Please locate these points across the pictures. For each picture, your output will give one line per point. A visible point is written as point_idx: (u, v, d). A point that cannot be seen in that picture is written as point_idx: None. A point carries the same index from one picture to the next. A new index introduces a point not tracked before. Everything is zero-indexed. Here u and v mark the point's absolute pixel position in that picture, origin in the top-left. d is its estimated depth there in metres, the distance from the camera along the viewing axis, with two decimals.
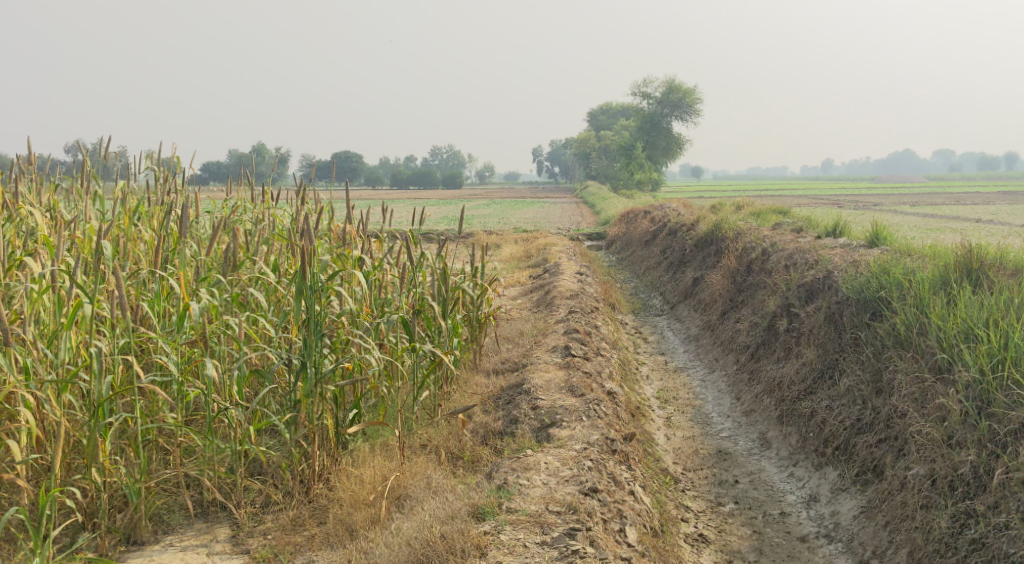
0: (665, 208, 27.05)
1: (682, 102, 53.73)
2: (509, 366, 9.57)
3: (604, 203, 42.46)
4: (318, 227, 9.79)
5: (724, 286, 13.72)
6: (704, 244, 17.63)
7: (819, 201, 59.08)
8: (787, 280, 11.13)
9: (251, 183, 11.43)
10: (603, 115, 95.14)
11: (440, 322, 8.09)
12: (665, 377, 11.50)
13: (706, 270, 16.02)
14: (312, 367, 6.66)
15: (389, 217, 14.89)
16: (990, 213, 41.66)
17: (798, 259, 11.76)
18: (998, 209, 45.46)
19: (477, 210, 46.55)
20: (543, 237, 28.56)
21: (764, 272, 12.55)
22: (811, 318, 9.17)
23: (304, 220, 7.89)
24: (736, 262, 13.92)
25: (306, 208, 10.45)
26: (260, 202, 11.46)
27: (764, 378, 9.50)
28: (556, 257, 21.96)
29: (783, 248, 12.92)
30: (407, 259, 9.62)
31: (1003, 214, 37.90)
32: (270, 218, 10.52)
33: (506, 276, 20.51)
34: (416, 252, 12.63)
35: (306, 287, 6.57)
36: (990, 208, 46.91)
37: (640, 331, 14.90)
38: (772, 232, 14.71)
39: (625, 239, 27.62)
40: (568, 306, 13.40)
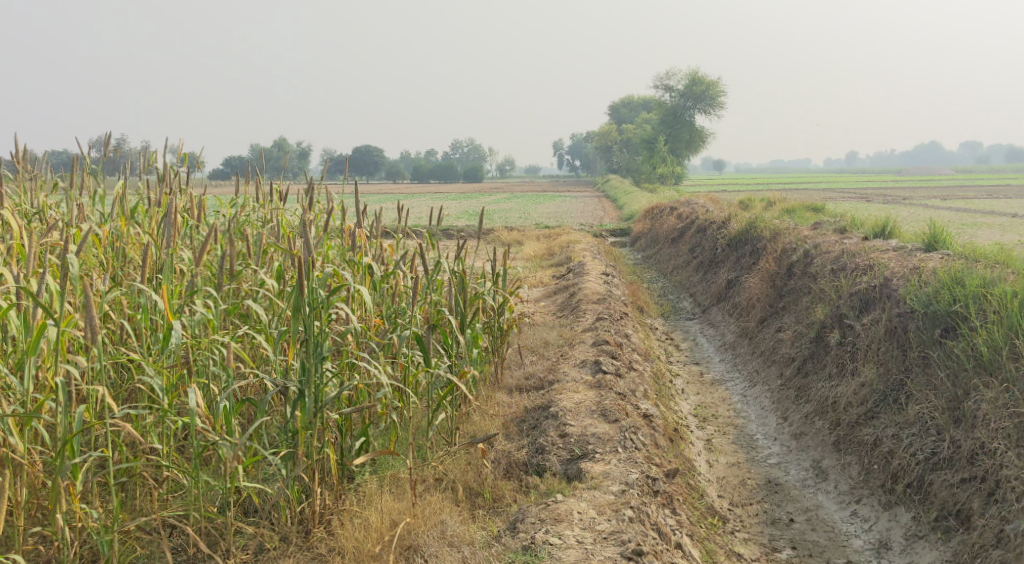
0: (692, 204, 26.11)
1: (705, 95, 52.73)
2: (534, 383, 8.74)
3: (628, 198, 41.56)
4: (326, 230, 8.98)
5: (762, 290, 12.86)
6: (737, 244, 16.73)
7: (847, 195, 57.83)
8: (836, 286, 10.28)
9: (257, 180, 10.63)
10: (625, 107, 94.08)
11: (458, 337, 7.24)
12: (702, 390, 10.65)
13: (740, 272, 15.15)
14: (311, 396, 5.83)
15: (405, 216, 14.07)
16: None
17: (846, 263, 10.88)
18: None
19: (497, 205, 45.65)
20: (566, 233, 27.69)
21: (808, 277, 11.68)
22: (868, 332, 8.34)
23: (306, 224, 7.07)
24: (774, 265, 13.04)
25: (315, 209, 9.65)
26: (267, 202, 10.66)
27: (814, 398, 8.66)
28: (579, 255, 21.10)
29: (827, 251, 12.04)
30: (421, 265, 8.80)
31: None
32: (276, 219, 9.73)
33: (528, 275, 19.68)
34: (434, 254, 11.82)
35: (303, 304, 5.75)
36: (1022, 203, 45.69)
37: (671, 337, 14.04)
38: (813, 232, 13.80)
39: (651, 236, 26.74)
40: (596, 311, 12.55)
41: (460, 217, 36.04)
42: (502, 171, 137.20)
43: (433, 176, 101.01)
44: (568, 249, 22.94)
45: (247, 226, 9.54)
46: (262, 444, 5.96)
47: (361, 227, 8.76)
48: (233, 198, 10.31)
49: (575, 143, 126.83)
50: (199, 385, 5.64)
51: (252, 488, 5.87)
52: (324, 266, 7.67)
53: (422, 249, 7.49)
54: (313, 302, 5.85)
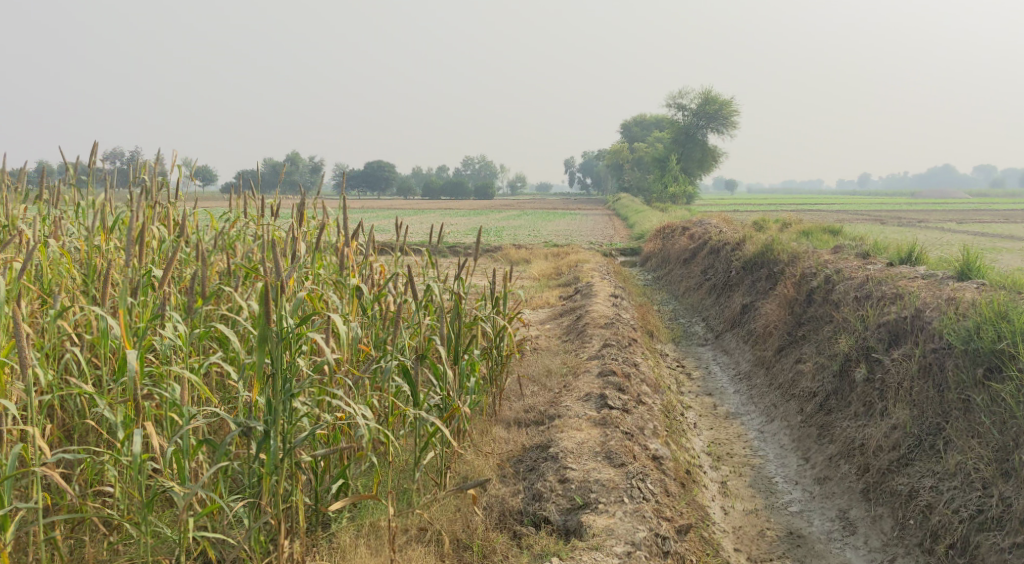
0: (705, 224, 25.43)
1: (717, 115, 52.18)
2: (534, 417, 8.06)
3: (638, 217, 40.88)
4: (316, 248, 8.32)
5: (780, 317, 12.19)
6: (752, 266, 16.04)
7: (862, 217, 57.08)
8: (861, 316, 9.61)
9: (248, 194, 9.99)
10: (637, 126, 93.60)
11: (450, 366, 6.47)
12: (715, 425, 9.95)
13: (756, 297, 14.47)
14: (277, 438, 5.11)
15: (406, 233, 13.42)
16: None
17: (872, 292, 10.21)
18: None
19: (507, 223, 45.08)
20: (575, 252, 27.03)
21: (830, 305, 11.02)
22: (899, 368, 7.73)
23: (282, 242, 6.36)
24: (793, 290, 12.35)
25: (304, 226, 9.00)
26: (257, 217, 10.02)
27: (839, 438, 8.04)
28: (589, 276, 20.43)
29: (850, 277, 11.36)
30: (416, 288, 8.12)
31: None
32: (263, 235, 9.09)
33: (535, 295, 18.99)
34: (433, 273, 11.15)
35: (269, 334, 5.00)
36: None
37: (682, 364, 13.34)
38: (833, 256, 13.13)
39: (662, 257, 26.06)
40: (603, 337, 11.85)
41: (468, 235, 35.40)
42: (513, 189, 136.74)
43: (444, 193, 100.63)
44: (577, 269, 22.27)
45: (232, 244, 8.90)
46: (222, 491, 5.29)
47: (352, 246, 8.11)
48: (221, 212, 9.69)
49: (587, 161, 126.44)
50: (147, 426, 4.99)
51: (211, 538, 5.20)
52: (307, 287, 7.00)
53: (410, 270, 6.86)
54: (281, 331, 5.18)
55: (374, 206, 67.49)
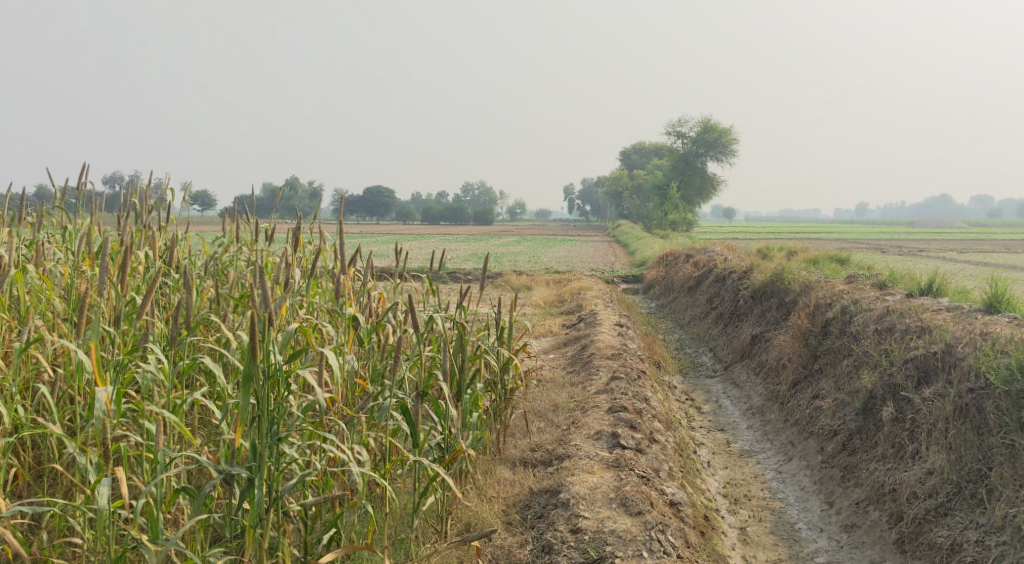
0: (708, 251, 24.98)
1: (718, 142, 51.96)
2: (541, 457, 7.55)
3: (640, 244, 40.51)
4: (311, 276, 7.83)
5: (794, 349, 11.70)
6: (762, 296, 15.58)
7: (863, 246, 56.78)
8: (884, 350, 9.14)
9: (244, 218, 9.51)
10: (637, 153, 93.59)
11: (453, 404, 5.97)
12: (730, 463, 9.44)
13: (766, 328, 13.99)
14: (262, 487, 4.60)
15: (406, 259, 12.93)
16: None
17: (894, 325, 9.75)
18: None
19: (507, 249, 44.62)
20: (576, 279, 26.54)
21: (848, 338, 10.55)
22: (930, 407, 7.29)
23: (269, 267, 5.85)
24: (807, 321, 11.87)
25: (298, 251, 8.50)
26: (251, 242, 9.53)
27: (865, 481, 7.59)
28: (591, 304, 19.92)
29: (868, 309, 10.89)
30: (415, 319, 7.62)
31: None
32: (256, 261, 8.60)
33: (537, 324, 18.50)
34: (433, 300, 10.65)
35: (254, 374, 4.50)
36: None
37: (691, 397, 12.83)
38: (848, 286, 12.67)
39: (665, 285, 25.61)
40: (611, 369, 11.35)
41: (467, 261, 34.94)
42: (512, 215, 136.53)
43: (443, 218, 100.34)
44: (579, 297, 21.77)
45: (224, 272, 8.41)
46: (200, 545, 4.77)
47: (348, 272, 7.60)
48: (213, 236, 9.21)
49: (586, 188, 126.29)
50: (118, 473, 4.46)
51: None
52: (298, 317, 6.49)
53: (410, 300, 6.35)
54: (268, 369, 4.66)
55: (374, 232, 67.05)
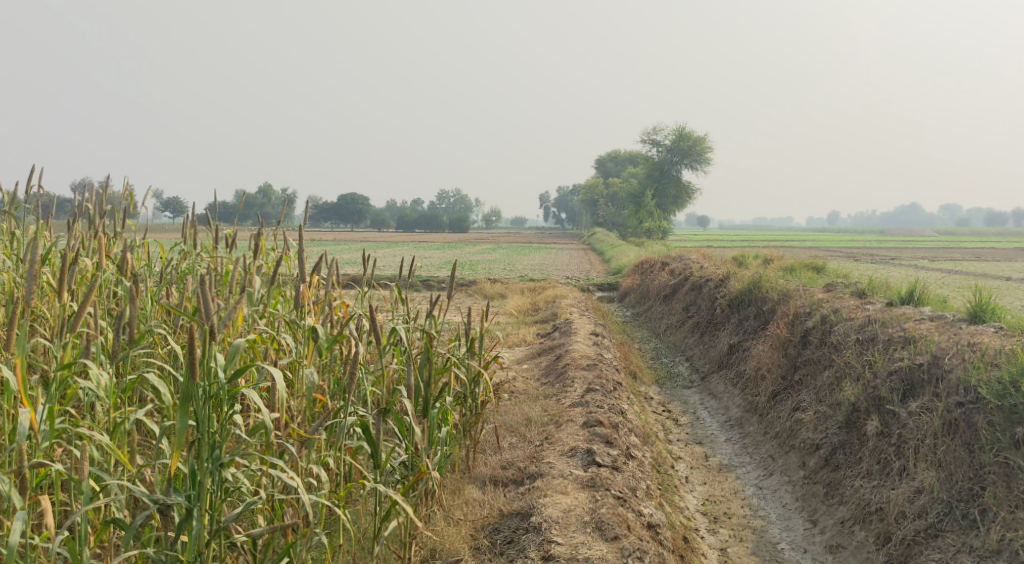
0: (684, 259, 24.76)
1: (692, 150, 51.91)
2: (512, 475, 7.19)
3: (615, 252, 40.33)
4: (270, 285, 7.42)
5: (773, 359, 11.40)
6: (739, 304, 15.31)
7: (837, 253, 56.98)
8: (866, 361, 8.86)
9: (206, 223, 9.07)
10: (612, 161, 93.64)
11: (417, 422, 5.61)
12: (709, 478, 9.11)
13: (744, 337, 13.71)
14: (202, 519, 4.22)
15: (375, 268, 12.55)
16: (1019, 274, 39.65)
17: (876, 334, 9.47)
18: (1020, 269, 43.66)
19: (482, 256, 44.25)
20: (552, 287, 26.21)
21: (828, 348, 10.27)
22: (916, 422, 7.05)
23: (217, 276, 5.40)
24: (786, 330, 11.58)
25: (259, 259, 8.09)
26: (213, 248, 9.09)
27: (849, 499, 7.32)
28: (566, 312, 19.58)
29: (849, 318, 10.61)
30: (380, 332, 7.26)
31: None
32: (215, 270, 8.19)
33: (511, 332, 18.14)
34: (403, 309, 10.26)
35: (193, 396, 4.12)
36: (1013, 267, 44.89)
37: (668, 408, 12.51)
38: (827, 294, 12.41)
39: (641, 292, 25.36)
40: (586, 380, 11.01)
41: (441, 268, 34.54)
42: (488, 222, 136.16)
43: (418, 225, 99.82)
44: (554, 306, 21.42)
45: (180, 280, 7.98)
46: None
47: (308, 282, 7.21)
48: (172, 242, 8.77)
49: (561, 195, 126.20)
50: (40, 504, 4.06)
51: None
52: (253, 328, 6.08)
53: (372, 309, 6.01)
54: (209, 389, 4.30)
55: (348, 238, 66.52)
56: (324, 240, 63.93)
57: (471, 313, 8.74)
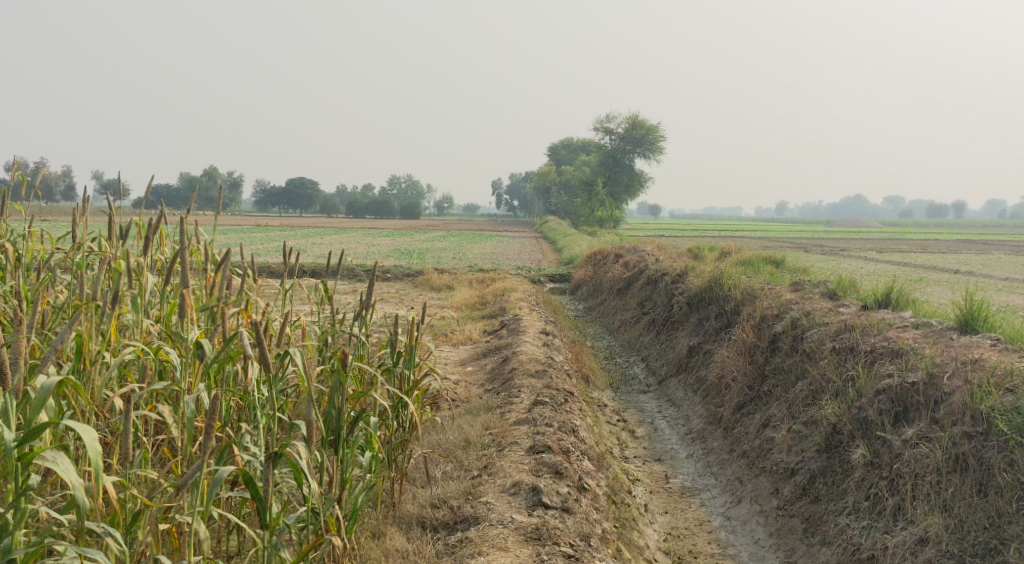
0: (638, 250, 23.83)
1: (644, 139, 51.22)
2: (444, 519, 6.13)
3: (567, 240, 39.36)
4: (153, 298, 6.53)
5: (738, 366, 10.46)
6: (698, 302, 14.37)
7: (787, 244, 56.78)
8: (844, 374, 7.93)
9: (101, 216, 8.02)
10: (564, 148, 92.79)
11: (306, 464, 4.78)
12: (670, 506, 8.10)
13: (704, 339, 12.79)
14: None
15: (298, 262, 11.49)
16: (966, 266, 39.72)
17: (856, 344, 8.53)
18: (968, 261, 43.75)
19: (430, 244, 43.14)
20: (501, 279, 25.12)
21: (800, 356, 9.34)
22: (913, 453, 6.34)
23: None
24: (752, 334, 10.63)
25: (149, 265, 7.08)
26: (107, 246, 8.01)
27: (836, 541, 6.49)
28: (516, 308, 18.53)
29: (823, 324, 9.66)
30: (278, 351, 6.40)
31: (977, 270, 35.88)
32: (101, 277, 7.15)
33: (456, 328, 17.06)
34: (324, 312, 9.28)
35: None
36: (959, 259, 45.01)
37: (622, 417, 11.50)
38: (795, 295, 11.49)
39: (594, 285, 24.44)
40: (534, 390, 9.98)
41: (387, 257, 33.34)
42: (440, 208, 134.67)
43: (368, 211, 98.10)
44: (503, 299, 20.37)
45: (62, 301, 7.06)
46: None
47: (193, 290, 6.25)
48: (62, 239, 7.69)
49: (514, 183, 125.09)
50: None
51: None
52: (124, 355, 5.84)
53: (260, 324, 5.19)
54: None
55: (296, 224, 64.84)
56: (270, 226, 62.25)
57: (401, 322, 7.82)
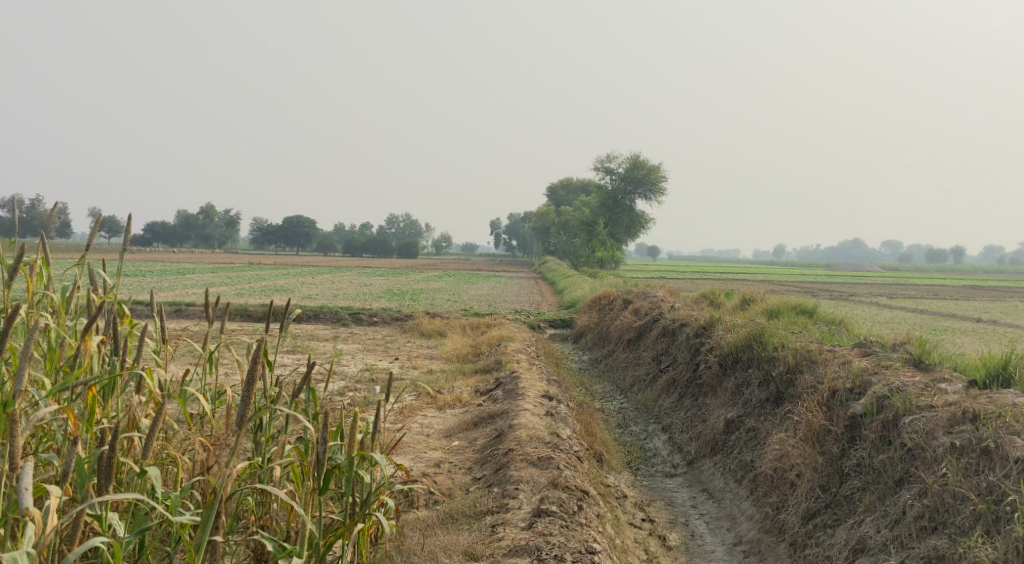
0: (649, 296, 21.41)
1: (647, 179, 48.99)
2: None
3: (569, 282, 37.00)
4: None
5: (802, 456, 7.92)
6: (734, 364, 11.89)
7: (795, 288, 54.57)
8: (982, 487, 6.07)
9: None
10: (564, 188, 90.94)
11: None
12: None
13: (747, 412, 10.33)
14: None
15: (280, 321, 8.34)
16: (987, 313, 37.54)
17: (994, 446, 6.19)
18: (985, 307, 41.45)
19: (424, 285, 40.68)
20: (498, 326, 22.61)
21: (896, 451, 6.89)
22: None
23: None
24: (820, 415, 8.10)
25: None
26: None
27: None
28: (514, 362, 16.00)
29: (926, 410, 7.19)
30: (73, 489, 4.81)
31: (1004, 320, 33.53)
32: None
33: (445, 386, 14.59)
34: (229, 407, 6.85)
35: None
36: (978, 307, 42.66)
37: (646, 512, 8.98)
38: (866, 361, 9.04)
39: (598, 335, 21.98)
40: (538, 493, 7.53)
41: (377, 298, 30.86)
42: (437, 247, 132.49)
43: (364, 250, 95.73)
44: (499, 350, 17.85)
45: None
46: None
47: None
48: None
49: (512, 223, 122.71)
50: None
51: None
52: None
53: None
54: None
55: (289, 263, 62.65)
56: (262, 264, 59.86)
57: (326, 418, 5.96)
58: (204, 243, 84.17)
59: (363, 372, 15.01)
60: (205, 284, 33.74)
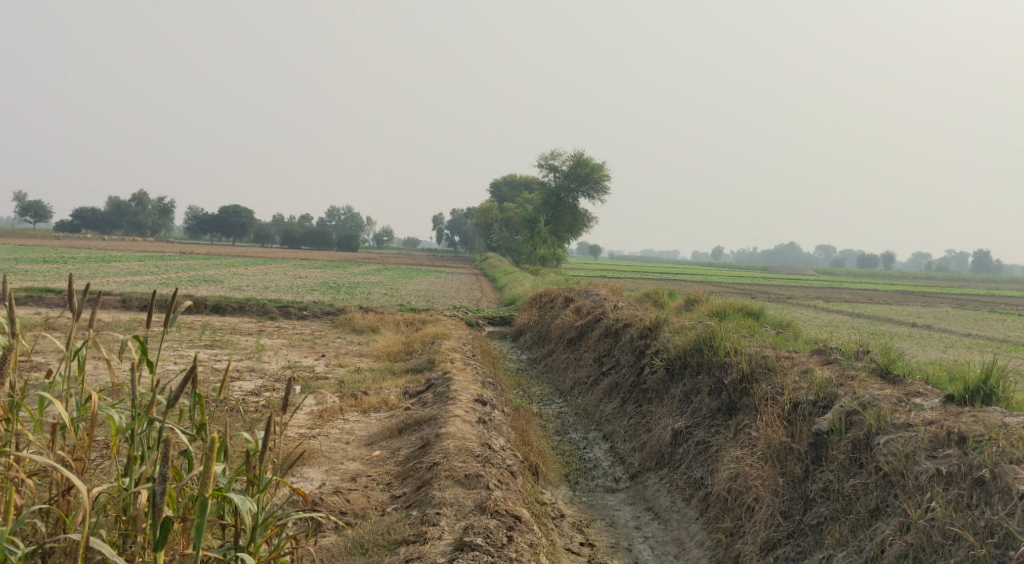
0: (591, 294, 20.48)
1: (591, 177, 48.18)
2: None
3: (511, 278, 35.98)
4: None
5: (761, 478, 7.01)
6: (682, 368, 11.03)
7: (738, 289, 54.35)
8: (980, 526, 5.66)
9: None
10: (507, 183, 89.88)
11: None
12: None
13: (696, 422, 9.43)
14: None
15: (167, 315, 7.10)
16: (926, 318, 37.46)
17: (989, 477, 5.79)
18: (924, 312, 41.49)
19: (361, 278, 39.32)
20: (434, 322, 21.52)
21: (870, 476, 6.33)
22: None
23: None
24: (781, 430, 7.19)
25: None
26: None
27: None
28: (447, 362, 14.95)
29: (903, 429, 6.40)
30: None
31: (945, 324, 33.36)
32: None
33: (371, 386, 13.46)
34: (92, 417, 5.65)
35: None
36: (919, 312, 42.67)
37: (585, 533, 8.06)
38: (829, 370, 8.22)
39: (537, 333, 21.02)
40: (465, 521, 6.56)
41: (310, 290, 29.46)
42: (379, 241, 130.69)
43: (302, 242, 93.70)
44: (432, 349, 16.77)
45: None
46: None
47: None
48: None
49: (454, 218, 121.35)
50: None
51: None
52: None
53: None
54: None
55: (222, 253, 60.58)
56: (195, 254, 57.72)
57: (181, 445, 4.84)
58: (135, 231, 81.40)
59: (284, 371, 13.84)
60: (128, 272, 31.99)
